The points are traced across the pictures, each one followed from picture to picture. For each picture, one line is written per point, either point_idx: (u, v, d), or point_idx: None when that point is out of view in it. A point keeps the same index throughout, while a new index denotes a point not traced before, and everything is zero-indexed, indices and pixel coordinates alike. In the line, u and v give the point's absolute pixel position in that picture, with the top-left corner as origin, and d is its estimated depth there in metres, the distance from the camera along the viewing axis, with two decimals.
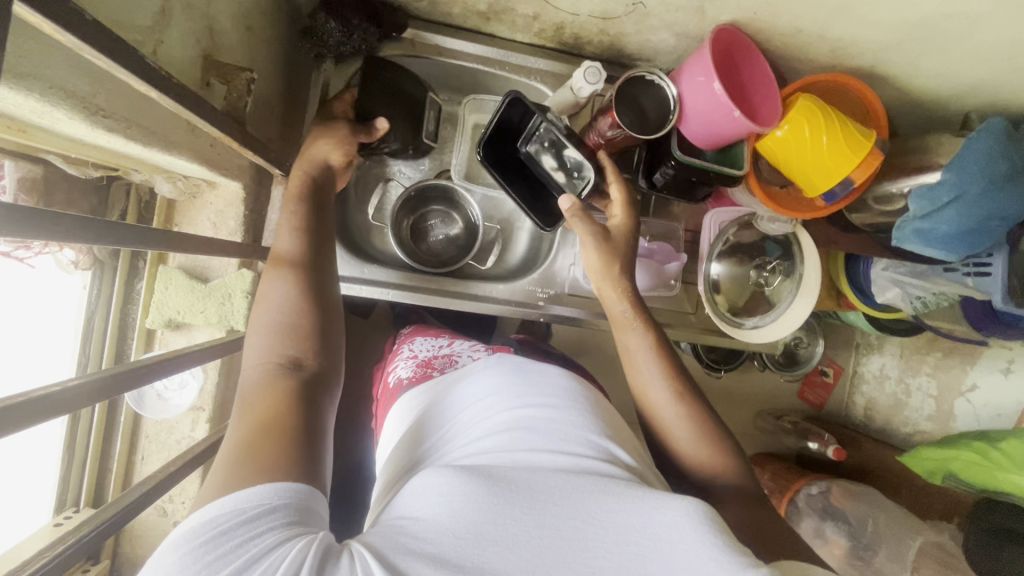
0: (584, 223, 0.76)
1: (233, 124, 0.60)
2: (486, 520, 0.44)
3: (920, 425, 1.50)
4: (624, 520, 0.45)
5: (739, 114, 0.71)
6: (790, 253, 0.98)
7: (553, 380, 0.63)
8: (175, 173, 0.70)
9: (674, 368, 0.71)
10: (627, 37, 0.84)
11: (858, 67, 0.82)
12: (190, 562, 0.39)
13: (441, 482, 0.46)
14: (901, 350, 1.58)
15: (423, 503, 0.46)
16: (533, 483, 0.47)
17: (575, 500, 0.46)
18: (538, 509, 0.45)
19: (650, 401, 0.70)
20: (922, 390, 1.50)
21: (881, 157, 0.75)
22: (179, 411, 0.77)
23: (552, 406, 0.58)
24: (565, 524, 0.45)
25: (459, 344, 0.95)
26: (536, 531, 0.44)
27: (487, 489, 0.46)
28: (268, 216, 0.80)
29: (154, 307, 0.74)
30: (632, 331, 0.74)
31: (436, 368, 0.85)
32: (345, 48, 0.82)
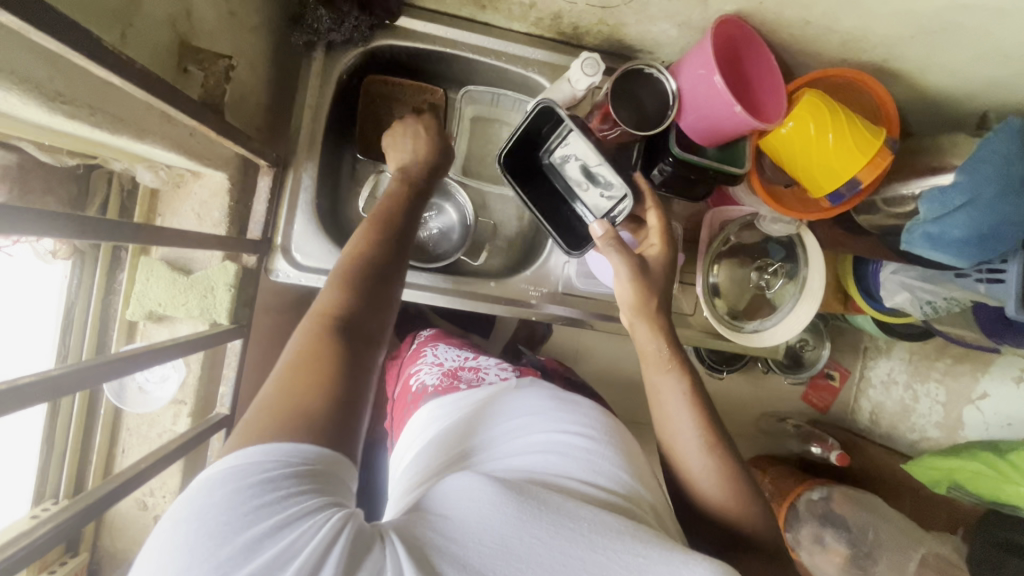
0: (619, 254, 0.73)
1: (210, 113, 0.58)
2: (517, 532, 0.42)
3: (927, 432, 1.46)
4: (651, 569, 0.42)
5: (740, 109, 0.68)
6: (793, 255, 0.95)
7: (589, 416, 0.65)
8: (157, 162, 0.68)
9: (706, 420, 0.68)
10: (627, 28, 0.81)
11: (869, 61, 0.78)
12: (232, 505, 0.38)
13: (476, 487, 0.45)
14: (909, 355, 1.54)
15: (453, 502, 0.44)
16: (564, 505, 0.45)
17: (606, 535, 0.44)
18: (570, 531, 0.43)
19: (678, 447, 0.68)
20: (930, 396, 1.46)
21: (890, 157, 0.71)
22: (160, 404, 0.76)
23: (586, 440, 0.60)
24: (592, 558, 0.42)
25: (485, 359, 0.90)
26: (565, 552, 0.42)
27: (522, 501, 0.44)
28: (255, 207, 0.79)
29: (135, 298, 0.73)
30: (666, 373, 0.71)
31: (462, 381, 0.81)
32: (335, 35, 0.80)
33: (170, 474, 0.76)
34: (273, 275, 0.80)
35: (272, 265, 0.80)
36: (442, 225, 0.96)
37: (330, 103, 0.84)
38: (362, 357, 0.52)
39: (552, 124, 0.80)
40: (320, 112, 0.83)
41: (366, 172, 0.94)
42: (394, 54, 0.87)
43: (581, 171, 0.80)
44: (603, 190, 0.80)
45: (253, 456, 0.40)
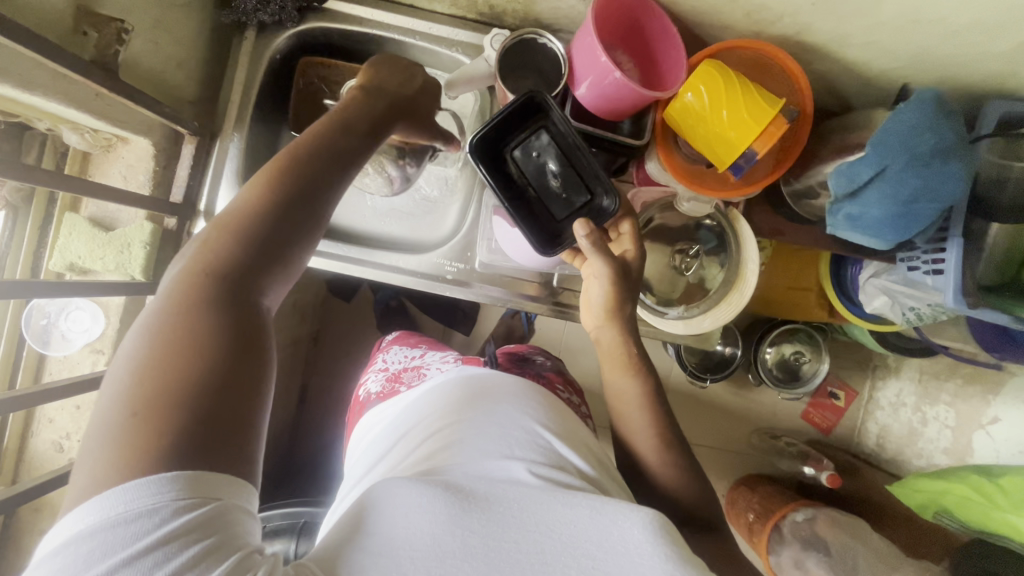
0: (602, 250, 0.68)
1: (100, 72, 0.63)
2: (447, 531, 0.46)
3: (935, 459, 1.35)
4: (581, 529, 0.48)
5: (620, 75, 0.68)
6: (725, 244, 0.90)
7: (510, 392, 0.68)
8: (80, 125, 0.74)
9: (660, 416, 0.72)
10: (537, 4, 0.82)
11: (781, 33, 0.75)
12: (87, 548, 0.35)
13: (405, 493, 0.49)
14: (919, 373, 1.44)
15: (378, 513, 0.48)
16: (492, 494, 0.50)
17: (535, 512, 0.49)
18: (500, 521, 0.48)
19: (636, 442, 0.72)
20: (939, 420, 1.36)
21: (783, 127, 0.68)
22: (79, 350, 0.80)
23: (516, 407, 0.65)
24: (526, 538, 0.47)
25: (431, 355, 0.94)
26: (496, 545, 0.47)
27: (450, 499, 0.48)
28: (179, 172, 0.84)
29: (59, 250, 0.78)
30: (631, 376, 0.73)
31: (403, 384, 0.87)
32: (262, 15, 0.85)
33: (85, 420, 0.81)
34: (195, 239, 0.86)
35: (193, 229, 0.86)
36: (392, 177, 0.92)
37: (261, 81, 0.89)
38: (250, 328, 0.46)
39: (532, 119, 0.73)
40: (255, 90, 0.89)
41: None
42: (326, 37, 0.92)
43: (552, 167, 0.74)
44: (572, 195, 0.74)
45: (113, 493, 0.37)
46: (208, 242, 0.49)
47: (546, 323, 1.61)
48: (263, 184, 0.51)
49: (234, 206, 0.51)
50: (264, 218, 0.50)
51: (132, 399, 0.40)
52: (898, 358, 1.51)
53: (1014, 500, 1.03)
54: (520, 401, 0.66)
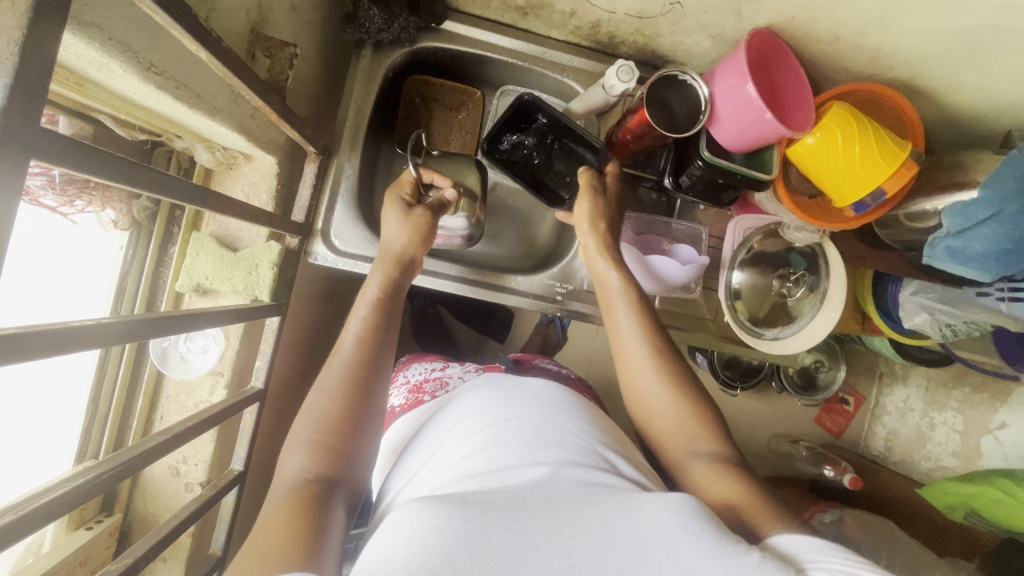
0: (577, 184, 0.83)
1: (274, 96, 0.62)
2: (466, 551, 0.42)
3: (943, 460, 1.45)
4: (611, 530, 0.45)
5: (771, 116, 0.71)
6: (816, 268, 0.95)
7: (539, 396, 0.67)
8: (215, 143, 0.73)
9: (659, 343, 0.71)
10: (662, 38, 0.84)
11: (895, 77, 0.80)
12: None
13: (417, 516, 0.45)
14: (927, 381, 1.52)
15: (395, 539, 0.44)
16: (512, 504, 0.47)
17: (562, 517, 0.46)
18: (521, 530, 0.44)
19: (628, 353, 0.72)
20: (947, 424, 1.45)
21: (915, 168, 0.74)
22: (199, 373, 0.78)
23: (540, 414, 0.63)
24: (551, 545, 0.44)
25: (452, 367, 0.95)
26: (521, 558, 0.43)
27: (465, 517, 0.44)
28: (299, 191, 0.83)
29: (184, 271, 0.77)
30: (619, 306, 0.75)
31: (428, 394, 0.86)
32: (384, 35, 0.84)
33: (203, 443, 0.79)
34: (312, 258, 0.85)
35: (311, 248, 0.85)
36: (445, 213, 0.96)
37: (373, 100, 0.89)
38: (326, 495, 0.55)
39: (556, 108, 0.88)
40: (368, 108, 0.88)
41: (402, 166, 0.98)
42: (437, 56, 0.92)
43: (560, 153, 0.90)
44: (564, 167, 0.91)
45: None
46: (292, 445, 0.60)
47: (584, 333, 1.64)
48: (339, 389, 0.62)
49: (321, 400, 0.62)
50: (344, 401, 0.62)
51: (238, 562, 0.47)
52: (906, 367, 1.60)
53: None
54: (550, 407, 0.64)
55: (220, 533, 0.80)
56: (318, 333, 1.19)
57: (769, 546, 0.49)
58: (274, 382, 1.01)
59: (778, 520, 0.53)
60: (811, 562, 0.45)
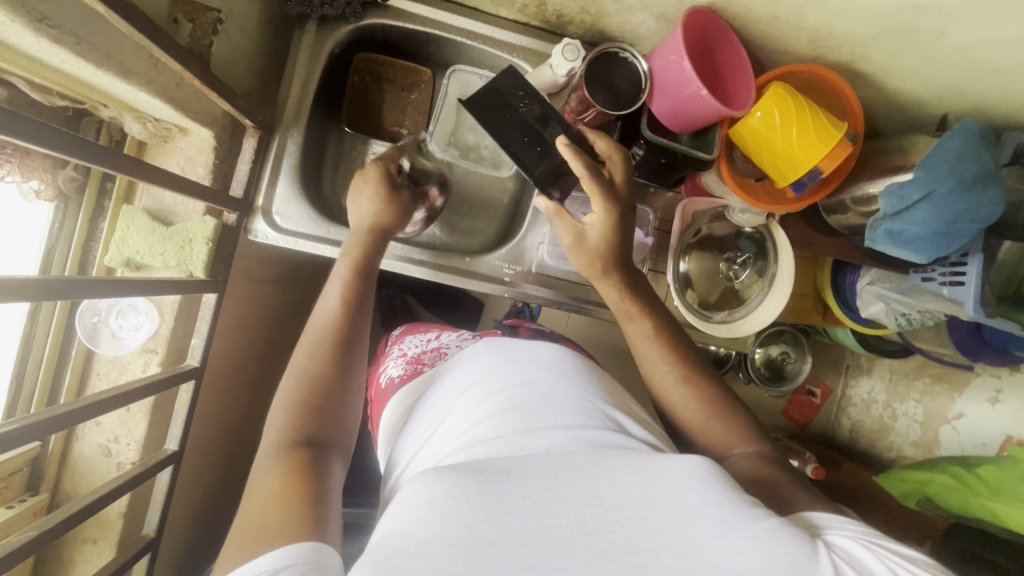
0: (562, 224, 0.74)
1: (196, 63, 0.60)
2: (482, 518, 0.42)
3: (904, 450, 1.48)
4: (627, 493, 0.45)
5: (707, 93, 0.71)
6: (764, 253, 0.95)
7: (541, 361, 0.66)
8: (144, 113, 0.71)
9: (677, 351, 0.72)
10: (608, 17, 0.84)
11: (836, 60, 0.81)
12: None
13: (432, 488, 0.44)
14: (890, 373, 1.54)
15: (412, 511, 0.44)
16: (528, 470, 0.46)
17: (578, 481, 0.45)
18: (539, 495, 0.44)
19: (656, 374, 0.72)
20: (908, 415, 1.47)
21: (849, 149, 0.74)
22: (130, 350, 0.77)
23: (546, 381, 0.62)
24: (567, 510, 0.43)
25: (447, 336, 0.94)
26: (538, 522, 0.43)
27: (479, 484, 0.44)
28: (239, 167, 0.82)
29: (114, 245, 0.75)
30: (634, 321, 0.74)
31: (426, 363, 0.85)
32: (328, 11, 0.84)
33: (136, 422, 0.78)
34: (252, 235, 0.83)
35: (251, 226, 0.83)
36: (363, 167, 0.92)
37: (318, 76, 0.87)
38: (320, 462, 0.59)
39: (500, 113, 0.76)
40: (313, 85, 0.87)
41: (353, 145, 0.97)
42: (385, 34, 0.91)
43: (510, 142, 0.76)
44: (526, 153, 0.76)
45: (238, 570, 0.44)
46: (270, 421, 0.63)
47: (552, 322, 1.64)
48: (311, 363, 0.67)
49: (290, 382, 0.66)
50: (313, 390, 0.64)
51: (237, 536, 0.49)
52: (870, 358, 1.62)
53: (992, 487, 1.12)
54: (554, 371, 0.64)
55: (153, 513, 0.79)
56: (276, 317, 1.17)
57: (802, 518, 0.53)
58: (219, 365, 0.98)
59: (812, 500, 0.57)
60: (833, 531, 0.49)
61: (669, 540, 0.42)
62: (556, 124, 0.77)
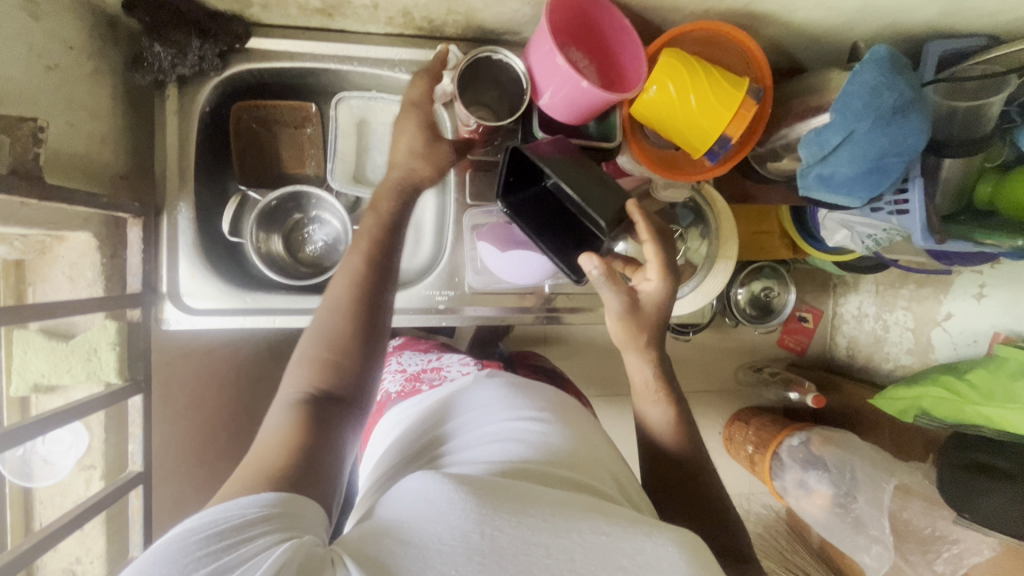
0: (613, 290, 0.66)
1: (20, 180, 0.56)
2: (477, 528, 0.42)
3: (901, 359, 1.41)
4: (613, 544, 0.43)
5: (587, 85, 0.66)
6: (703, 217, 0.92)
7: (539, 402, 0.65)
8: (6, 235, 0.67)
9: (693, 454, 0.69)
10: (479, 13, 0.77)
11: (730, 7, 0.74)
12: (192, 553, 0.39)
13: (434, 485, 0.45)
14: (876, 286, 1.48)
15: (413, 505, 0.44)
16: (527, 492, 0.46)
17: (573, 517, 0.44)
18: (534, 517, 0.43)
19: (663, 454, 0.69)
20: (899, 324, 1.41)
21: (754, 109, 0.69)
22: (67, 472, 0.75)
23: (541, 421, 0.60)
24: (558, 543, 0.42)
25: (448, 356, 0.90)
26: (528, 544, 0.42)
27: (485, 494, 0.44)
28: (129, 260, 0.77)
29: (17, 373, 0.72)
30: (654, 402, 0.70)
31: (424, 382, 0.82)
32: (181, 70, 0.77)
33: (94, 539, 0.76)
34: (165, 324, 0.80)
35: (161, 314, 0.80)
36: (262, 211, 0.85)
37: (194, 140, 0.82)
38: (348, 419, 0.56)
39: (562, 161, 0.68)
40: (190, 151, 0.81)
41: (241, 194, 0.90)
42: (255, 77, 0.84)
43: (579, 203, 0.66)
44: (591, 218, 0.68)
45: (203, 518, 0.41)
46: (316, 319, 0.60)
47: None
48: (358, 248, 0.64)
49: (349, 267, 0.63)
50: (351, 302, 0.60)
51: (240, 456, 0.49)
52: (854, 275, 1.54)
53: (984, 391, 1.01)
54: (549, 413, 0.63)
55: None
56: None
57: None
58: (189, 447, 0.95)
59: None
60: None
61: None
62: (616, 189, 0.67)
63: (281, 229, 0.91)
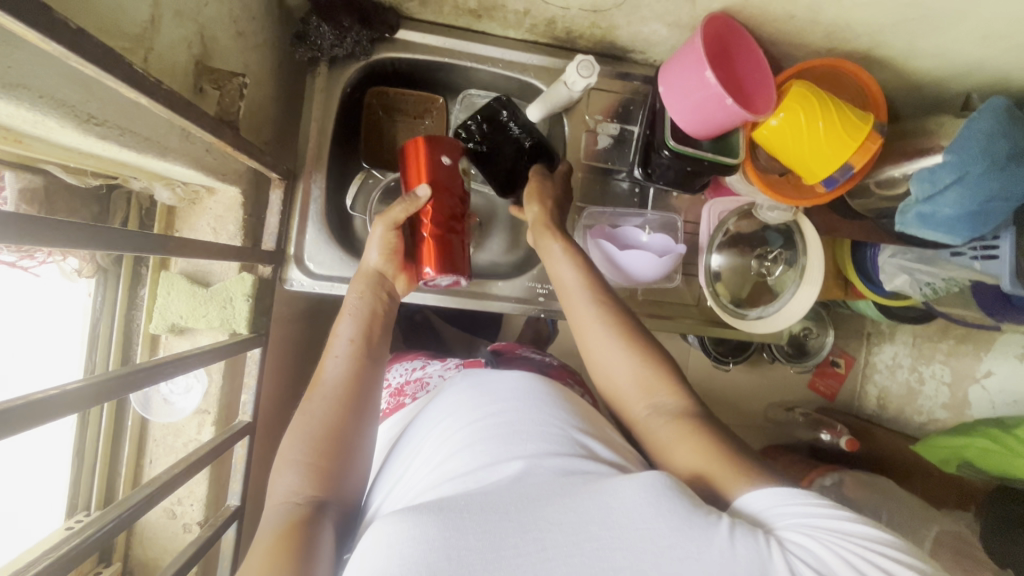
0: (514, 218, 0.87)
1: (226, 128, 0.61)
2: (444, 556, 0.42)
3: (935, 414, 1.39)
4: (582, 514, 0.45)
5: (732, 102, 0.71)
6: (793, 244, 0.95)
7: (513, 391, 0.62)
8: (173, 180, 0.71)
9: (631, 343, 0.67)
10: (619, 29, 0.84)
11: (854, 49, 0.80)
12: None
13: (394, 523, 0.45)
14: (914, 338, 1.46)
15: (377, 548, 0.44)
16: (487, 502, 0.46)
17: (537, 510, 0.46)
18: (498, 530, 0.44)
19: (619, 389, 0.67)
20: (935, 377, 1.39)
21: (879, 142, 0.75)
22: (184, 414, 0.77)
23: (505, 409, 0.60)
24: (526, 538, 0.44)
25: (433, 364, 0.90)
26: (497, 554, 0.43)
27: (440, 522, 0.44)
28: (267, 220, 0.82)
29: (157, 312, 0.76)
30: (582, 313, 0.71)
31: (408, 396, 0.83)
32: (338, 51, 0.83)
33: (197, 482, 0.78)
34: (288, 284, 0.84)
35: (286, 275, 0.84)
36: (384, 188, 0.90)
37: (334, 117, 0.87)
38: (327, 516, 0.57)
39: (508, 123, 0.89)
40: (329, 127, 0.86)
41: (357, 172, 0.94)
42: (395, 66, 0.90)
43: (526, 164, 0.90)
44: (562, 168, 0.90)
45: None
46: (288, 440, 0.62)
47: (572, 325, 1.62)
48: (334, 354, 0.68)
49: (335, 372, 0.66)
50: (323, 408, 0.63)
51: None
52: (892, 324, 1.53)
53: None
54: (522, 394, 0.62)
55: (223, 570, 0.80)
56: (307, 356, 1.15)
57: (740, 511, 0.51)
58: (264, 412, 0.95)
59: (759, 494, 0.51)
60: (775, 519, 0.48)
61: (625, 558, 0.43)
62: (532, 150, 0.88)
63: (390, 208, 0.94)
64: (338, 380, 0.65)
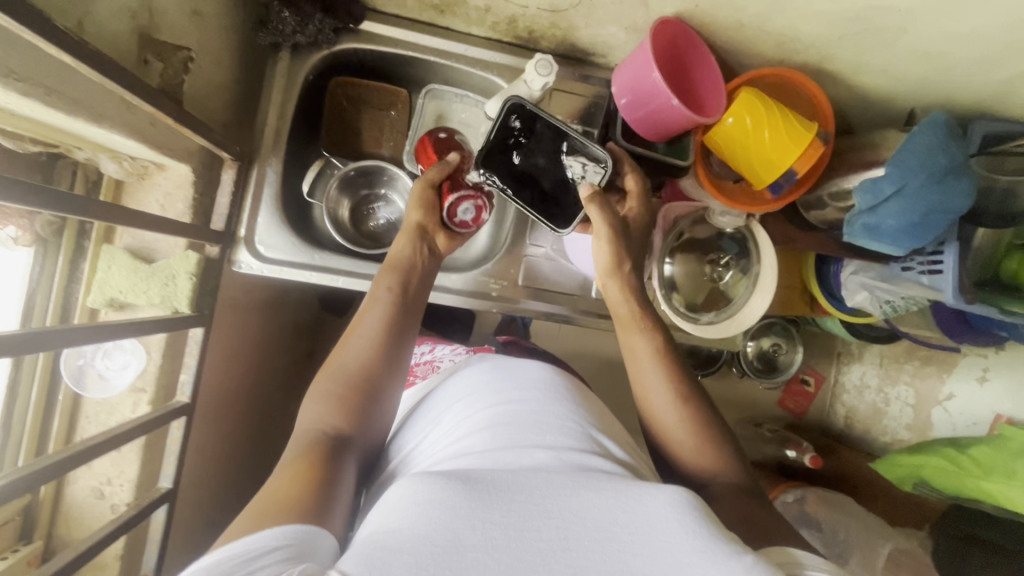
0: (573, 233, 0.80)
1: (166, 99, 0.61)
2: (467, 523, 0.41)
3: (898, 434, 1.39)
4: (607, 514, 0.43)
5: (677, 103, 0.73)
6: (746, 250, 0.96)
7: (534, 383, 0.63)
8: (119, 152, 0.71)
9: (673, 367, 0.72)
10: (579, 30, 0.85)
11: (805, 61, 0.83)
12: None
13: (415, 490, 0.44)
14: (880, 358, 1.45)
15: (397, 512, 0.43)
16: (512, 482, 0.45)
17: (561, 497, 0.44)
18: (523, 508, 0.43)
19: (652, 412, 0.71)
20: (899, 399, 1.39)
21: (821, 149, 0.77)
22: (119, 391, 0.76)
23: (530, 401, 0.60)
24: (548, 524, 0.42)
25: (441, 349, 0.89)
26: (519, 532, 0.41)
27: (464, 492, 0.43)
28: (218, 199, 0.81)
29: (96, 285, 0.75)
30: (637, 333, 0.74)
31: (413, 376, 0.83)
32: (299, 37, 0.83)
33: (127, 462, 0.77)
34: (236, 266, 0.84)
35: (235, 256, 0.83)
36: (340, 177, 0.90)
37: (295, 103, 0.88)
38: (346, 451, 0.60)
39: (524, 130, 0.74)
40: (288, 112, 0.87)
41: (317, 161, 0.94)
42: (359, 57, 0.91)
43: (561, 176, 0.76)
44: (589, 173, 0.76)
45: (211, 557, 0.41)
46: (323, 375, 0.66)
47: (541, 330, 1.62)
48: (369, 304, 0.70)
49: (375, 318, 0.69)
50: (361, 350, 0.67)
51: (251, 506, 0.50)
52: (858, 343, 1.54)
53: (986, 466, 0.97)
54: (544, 391, 0.62)
55: (150, 552, 0.78)
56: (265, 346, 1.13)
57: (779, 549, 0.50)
58: (210, 399, 0.94)
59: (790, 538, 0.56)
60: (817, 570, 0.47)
61: (645, 564, 0.40)
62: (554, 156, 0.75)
63: (349, 197, 0.94)
64: (380, 327, 0.68)
